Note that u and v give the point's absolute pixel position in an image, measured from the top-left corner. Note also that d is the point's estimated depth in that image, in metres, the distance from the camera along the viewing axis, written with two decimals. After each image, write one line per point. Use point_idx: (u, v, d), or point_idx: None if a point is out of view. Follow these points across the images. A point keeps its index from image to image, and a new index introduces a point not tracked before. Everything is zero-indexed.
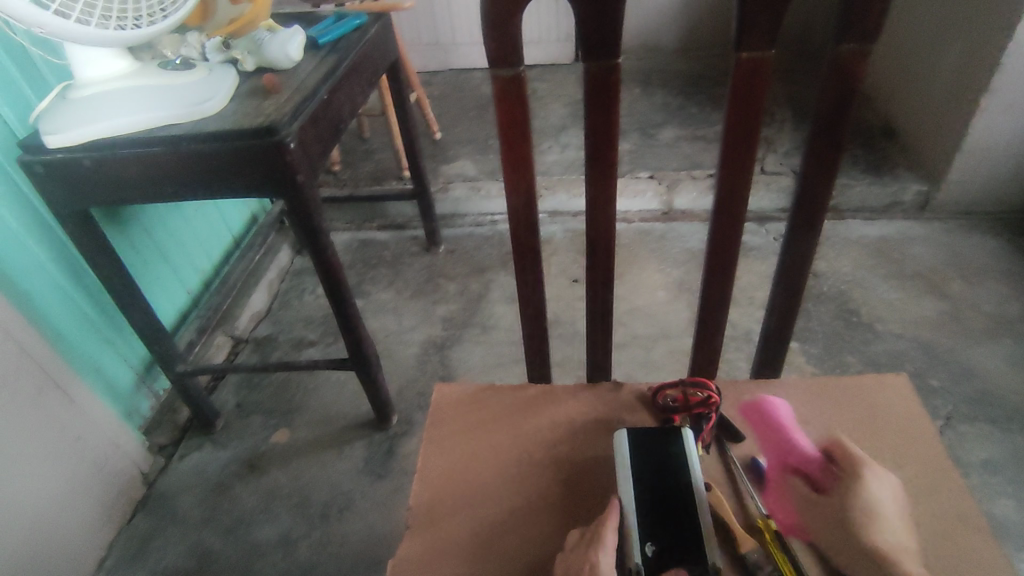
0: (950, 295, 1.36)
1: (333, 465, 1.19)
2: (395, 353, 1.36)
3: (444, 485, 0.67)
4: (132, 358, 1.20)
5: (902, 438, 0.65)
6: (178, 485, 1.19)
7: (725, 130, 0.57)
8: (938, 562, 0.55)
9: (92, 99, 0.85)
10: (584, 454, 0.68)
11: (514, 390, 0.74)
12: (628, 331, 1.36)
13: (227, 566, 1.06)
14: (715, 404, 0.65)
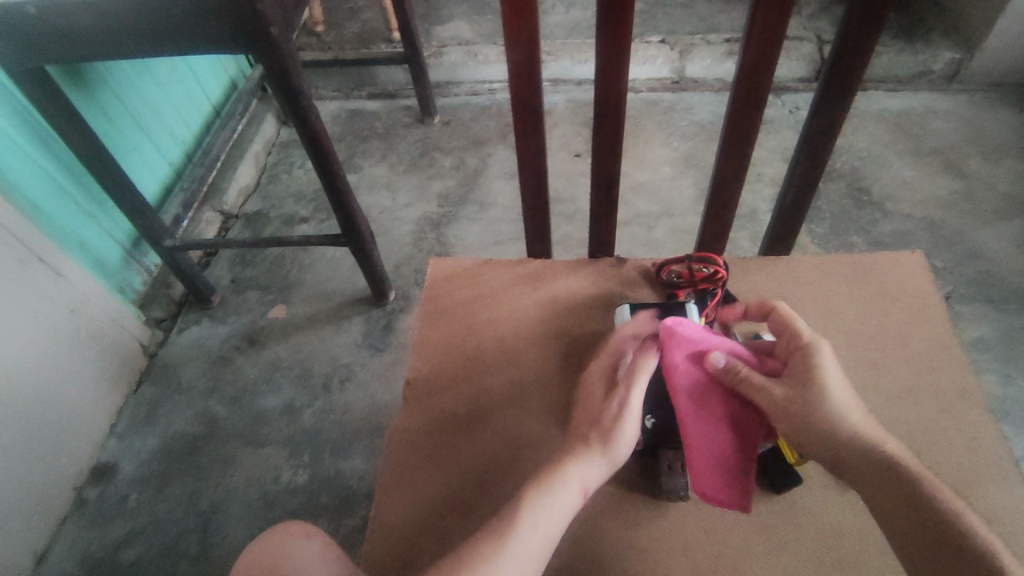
0: (965, 173, 1.30)
1: (332, 339, 1.20)
2: (390, 230, 1.33)
3: (442, 358, 0.66)
4: (116, 233, 1.17)
5: (909, 317, 0.63)
6: (179, 356, 1.20)
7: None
8: (926, 433, 0.56)
9: None
10: (584, 329, 0.67)
11: (512, 265, 0.72)
12: (631, 208, 1.31)
13: (234, 432, 1.10)
14: (721, 280, 0.63)
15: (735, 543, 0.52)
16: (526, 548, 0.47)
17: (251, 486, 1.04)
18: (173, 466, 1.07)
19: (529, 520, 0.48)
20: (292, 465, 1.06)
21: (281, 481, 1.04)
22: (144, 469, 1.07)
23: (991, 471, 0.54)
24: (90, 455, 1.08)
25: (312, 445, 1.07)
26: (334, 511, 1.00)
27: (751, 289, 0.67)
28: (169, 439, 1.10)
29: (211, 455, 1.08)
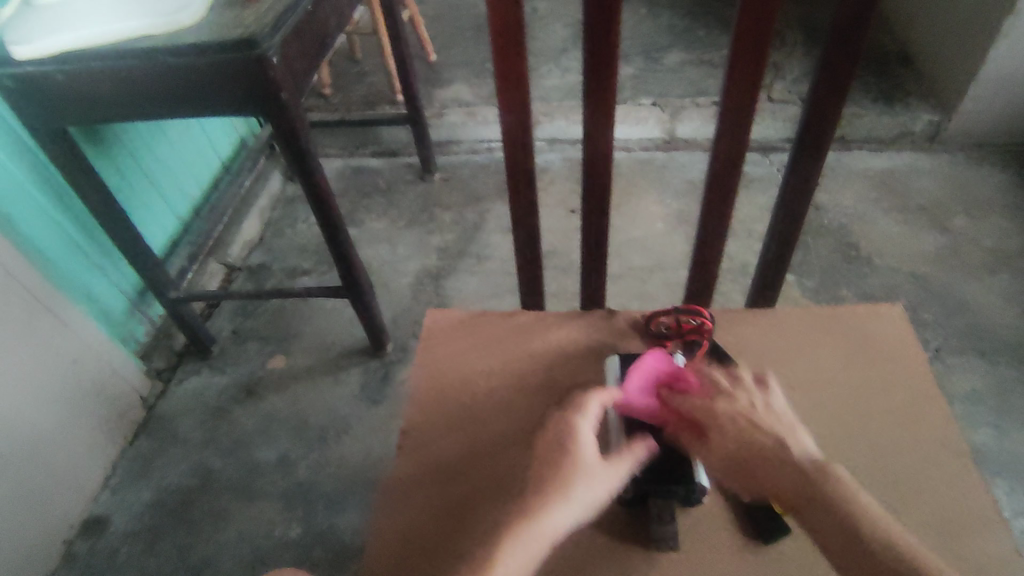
0: (950, 229, 1.34)
1: (329, 391, 1.21)
2: (389, 282, 1.35)
3: (437, 407, 0.68)
4: (122, 283, 1.19)
5: (891, 367, 0.65)
6: (178, 408, 1.21)
7: (732, 56, 0.54)
8: (910, 483, 0.57)
9: (66, 20, 0.81)
10: (577, 379, 0.68)
11: (506, 316, 0.74)
12: (624, 262, 1.35)
13: (229, 485, 1.09)
14: (707, 331, 0.66)
15: None
16: None
17: (242, 541, 1.03)
18: (165, 521, 1.06)
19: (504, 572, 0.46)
20: (285, 519, 1.05)
21: (273, 537, 1.03)
22: (135, 524, 1.06)
23: (977, 521, 0.54)
24: (81, 510, 1.07)
25: (306, 499, 1.07)
26: (325, 568, 0.99)
27: (737, 340, 0.69)
28: (162, 493, 1.10)
29: (204, 510, 1.07)
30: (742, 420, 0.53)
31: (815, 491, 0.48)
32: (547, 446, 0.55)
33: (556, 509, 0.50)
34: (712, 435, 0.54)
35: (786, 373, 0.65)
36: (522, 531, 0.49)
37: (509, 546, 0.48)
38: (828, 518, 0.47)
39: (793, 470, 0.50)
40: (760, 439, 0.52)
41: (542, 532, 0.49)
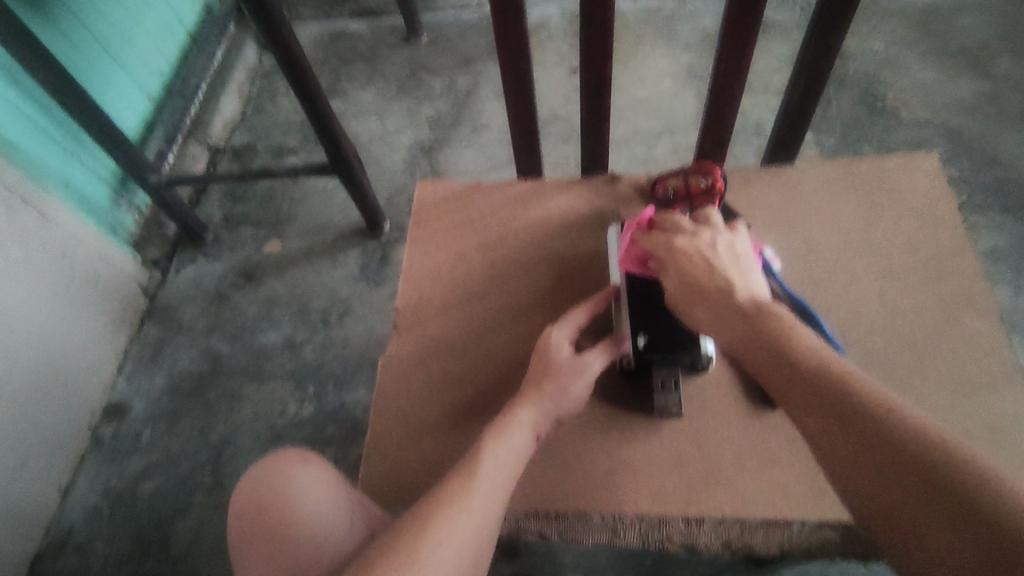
0: (988, 73, 1.22)
1: (329, 273, 1.18)
2: (381, 159, 1.28)
3: (432, 284, 0.65)
4: (100, 171, 1.14)
5: (919, 224, 0.60)
6: (179, 296, 1.20)
7: None
8: (931, 344, 0.54)
9: None
10: (578, 250, 0.64)
11: (502, 187, 0.69)
12: (630, 125, 1.26)
13: (239, 368, 1.11)
14: (718, 191, 0.59)
15: (730, 457, 0.52)
16: (489, 490, 0.45)
17: (258, 420, 1.06)
18: (182, 404, 1.09)
19: (490, 465, 0.46)
20: (297, 398, 1.07)
21: (287, 415, 1.05)
22: (154, 407, 1.09)
23: (996, 378, 0.52)
24: (100, 396, 1.10)
25: (316, 378, 1.08)
26: (340, 442, 1.02)
27: (752, 202, 0.63)
28: (176, 377, 1.12)
29: (218, 392, 1.09)
30: (697, 259, 0.48)
31: (767, 343, 0.41)
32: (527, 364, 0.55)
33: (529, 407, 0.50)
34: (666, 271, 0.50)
35: (802, 235, 0.61)
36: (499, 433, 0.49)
37: (491, 446, 0.48)
38: (775, 362, 0.40)
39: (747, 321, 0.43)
40: (707, 282, 0.47)
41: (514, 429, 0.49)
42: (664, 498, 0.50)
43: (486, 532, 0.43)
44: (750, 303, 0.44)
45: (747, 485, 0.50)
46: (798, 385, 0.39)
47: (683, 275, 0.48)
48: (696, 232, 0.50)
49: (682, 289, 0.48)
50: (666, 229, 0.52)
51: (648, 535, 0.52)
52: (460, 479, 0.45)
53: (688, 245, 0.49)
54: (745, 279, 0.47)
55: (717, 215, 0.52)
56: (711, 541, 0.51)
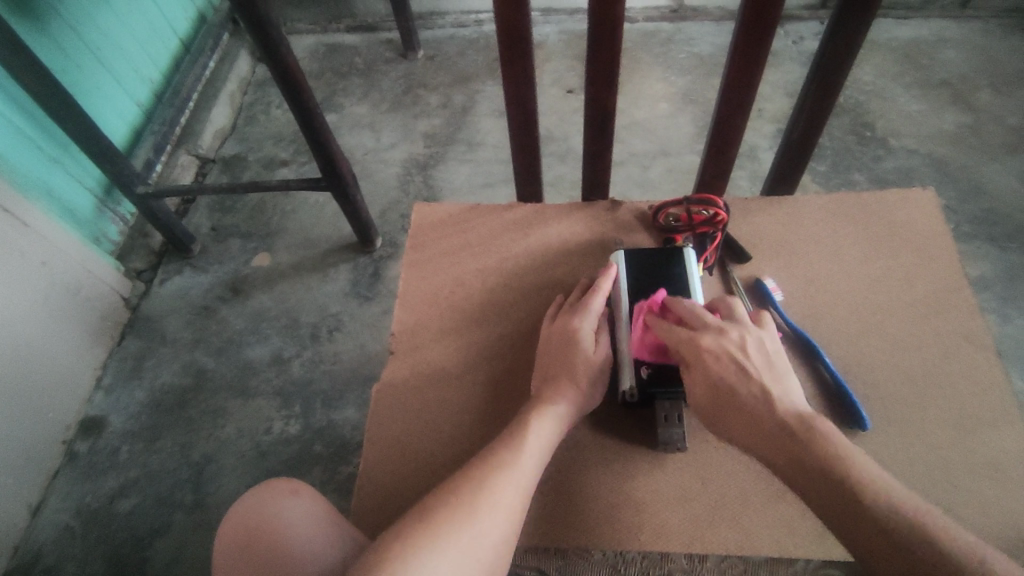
0: (974, 106, 1.25)
1: (319, 288, 1.16)
2: (374, 174, 1.27)
3: (430, 308, 0.63)
4: (84, 178, 1.11)
5: (917, 258, 0.60)
6: (162, 308, 1.17)
7: None
8: (932, 378, 0.54)
9: None
10: (579, 276, 0.64)
11: (501, 210, 0.69)
12: (626, 147, 1.26)
13: (223, 384, 1.08)
14: (721, 223, 0.60)
15: (733, 493, 0.51)
16: (501, 500, 0.45)
17: (242, 438, 1.03)
18: (163, 419, 1.06)
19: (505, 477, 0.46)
20: (283, 415, 1.04)
21: (272, 433, 1.03)
22: (133, 422, 1.06)
23: (996, 415, 0.52)
24: (76, 410, 1.06)
25: (303, 395, 1.06)
26: (327, 461, 1.00)
27: (754, 231, 0.63)
28: (157, 392, 1.09)
29: (202, 408, 1.06)
30: (726, 362, 0.48)
31: (794, 449, 0.43)
32: (547, 349, 0.56)
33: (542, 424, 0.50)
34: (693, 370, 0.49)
35: (802, 267, 0.61)
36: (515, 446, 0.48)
37: (506, 459, 0.47)
38: (801, 473, 0.43)
39: (774, 429, 0.45)
40: (741, 387, 0.47)
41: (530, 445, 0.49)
42: (666, 535, 0.49)
43: (497, 553, 0.43)
44: (796, 420, 0.45)
45: (752, 523, 0.50)
46: (829, 501, 0.41)
47: (714, 382, 0.47)
48: (724, 330, 0.50)
49: (713, 399, 0.47)
50: (687, 322, 0.51)
51: (650, 569, 0.51)
52: (479, 499, 0.44)
53: (715, 345, 0.49)
54: (781, 387, 0.47)
55: (743, 310, 0.51)
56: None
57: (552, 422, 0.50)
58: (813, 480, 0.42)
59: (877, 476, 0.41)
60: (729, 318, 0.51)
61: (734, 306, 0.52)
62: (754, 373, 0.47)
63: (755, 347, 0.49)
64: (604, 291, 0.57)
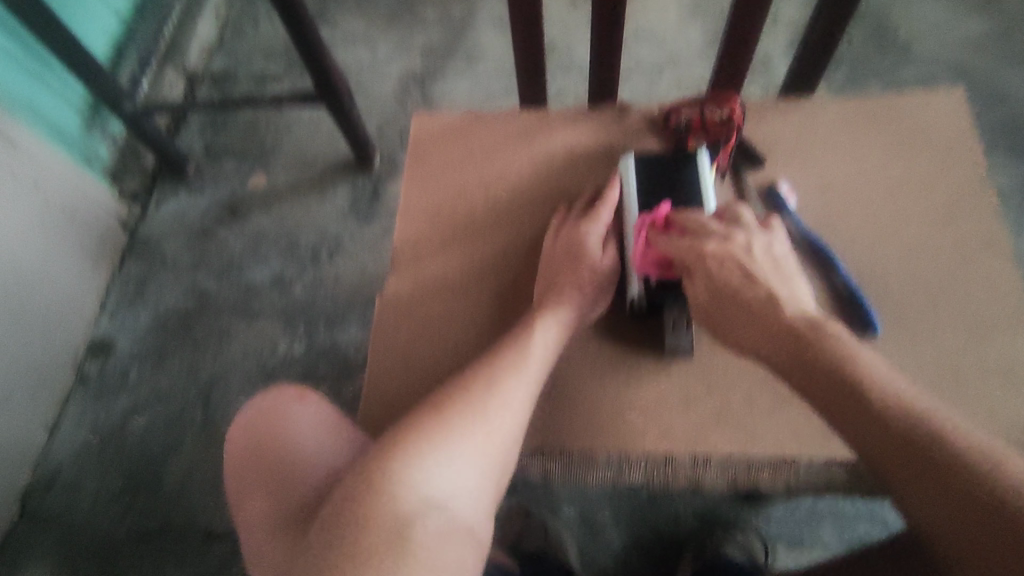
0: (1004, 7, 1.18)
1: (317, 209, 1.14)
2: (370, 89, 1.22)
3: (432, 220, 0.62)
4: (69, 95, 1.06)
5: (939, 163, 0.58)
6: (160, 232, 1.15)
7: None
8: (948, 284, 0.53)
9: None
10: (585, 185, 0.61)
11: (503, 117, 0.66)
12: (633, 57, 1.20)
13: (227, 306, 1.08)
14: (737, 122, 0.57)
15: (739, 397, 0.51)
16: (505, 401, 0.45)
17: (249, 358, 1.04)
18: (169, 341, 1.07)
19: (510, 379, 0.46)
20: (288, 336, 1.05)
21: (278, 353, 1.04)
22: (140, 345, 1.07)
23: (1010, 320, 0.51)
24: (83, 333, 1.07)
25: (307, 316, 1.06)
26: (333, 380, 1.01)
27: (770, 135, 0.61)
28: (161, 315, 1.09)
29: (207, 330, 1.07)
30: (732, 269, 0.47)
31: (800, 342, 0.42)
32: (551, 260, 0.55)
33: (544, 329, 0.50)
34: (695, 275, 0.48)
35: (819, 172, 0.58)
36: (519, 350, 0.48)
37: (511, 361, 0.47)
38: (805, 366, 0.41)
39: (780, 330, 0.43)
40: (744, 289, 0.46)
41: (533, 350, 0.49)
42: (672, 438, 0.50)
43: (508, 447, 0.44)
44: (800, 317, 0.44)
45: (757, 426, 0.50)
46: (834, 401, 0.40)
47: (720, 286, 0.47)
48: (730, 236, 0.48)
49: (717, 298, 0.47)
50: (688, 232, 0.50)
51: (654, 474, 0.51)
52: (486, 395, 0.45)
53: (721, 249, 0.47)
54: (787, 289, 0.46)
55: (748, 217, 0.50)
56: (716, 479, 0.51)
57: (554, 328, 0.50)
58: (815, 380, 0.41)
59: (876, 370, 0.40)
60: (734, 223, 0.50)
61: (741, 213, 0.50)
62: (761, 279, 0.46)
63: (760, 255, 0.48)
64: (609, 204, 0.56)
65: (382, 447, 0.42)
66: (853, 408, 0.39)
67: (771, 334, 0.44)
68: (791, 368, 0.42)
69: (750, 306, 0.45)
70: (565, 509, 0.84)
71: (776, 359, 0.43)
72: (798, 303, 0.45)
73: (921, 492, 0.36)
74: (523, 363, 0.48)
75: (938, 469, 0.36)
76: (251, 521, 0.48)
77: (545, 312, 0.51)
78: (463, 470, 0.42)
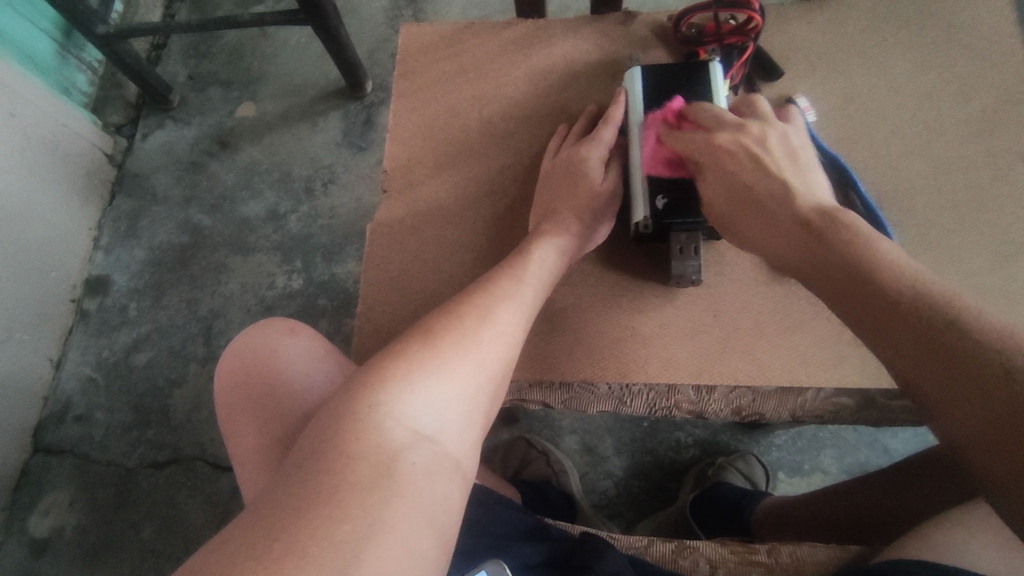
0: None
1: (309, 139, 1.09)
2: (359, 7, 1.14)
3: (424, 143, 0.58)
4: (37, 19, 1.00)
5: (976, 68, 0.53)
6: (149, 165, 1.12)
7: None
8: (977, 200, 0.50)
9: None
10: (588, 103, 0.57)
11: (499, 28, 0.61)
12: None
13: (222, 241, 1.06)
14: (755, 32, 0.52)
15: (748, 325, 0.49)
16: (500, 329, 0.43)
17: (248, 293, 1.02)
18: (166, 277, 1.05)
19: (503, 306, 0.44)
20: (286, 271, 1.03)
21: (276, 287, 1.02)
22: (137, 281, 1.05)
23: None
24: (78, 270, 1.05)
25: (304, 251, 1.04)
26: (333, 315, 1.00)
27: (789, 43, 0.56)
28: (156, 251, 1.06)
29: (204, 266, 1.05)
30: (745, 162, 0.43)
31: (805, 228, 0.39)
32: (548, 183, 0.52)
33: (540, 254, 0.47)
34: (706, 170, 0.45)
35: (842, 83, 0.54)
36: (513, 277, 0.46)
37: (504, 289, 0.45)
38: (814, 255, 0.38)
39: (786, 215, 0.40)
40: (753, 179, 0.42)
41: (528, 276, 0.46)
42: (675, 367, 0.48)
43: (498, 380, 0.42)
44: (812, 207, 0.40)
45: (766, 354, 0.48)
46: (840, 281, 0.36)
47: (727, 176, 0.43)
48: (743, 125, 0.45)
49: (726, 195, 0.43)
50: (699, 122, 0.47)
51: (656, 403, 0.51)
52: (477, 325, 0.43)
53: (731, 140, 0.44)
54: (804, 181, 0.42)
55: (766, 106, 0.46)
56: (721, 408, 0.50)
57: (553, 253, 0.48)
58: (819, 265, 0.37)
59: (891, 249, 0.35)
60: (750, 115, 0.47)
61: (756, 102, 0.47)
62: (772, 168, 0.42)
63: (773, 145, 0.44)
64: (614, 120, 0.52)
65: (366, 377, 0.39)
66: (854, 288, 0.35)
67: (779, 222, 0.40)
68: (797, 256, 0.39)
69: (757, 195, 0.42)
70: (568, 440, 0.84)
71: (786, 248, 0.40)
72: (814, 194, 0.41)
73: (904, 347, 0.32)
74: (516, 290, 0.45)
75: (925, 328, 0.31)
76: (245, 453, 0.47)
77: (541, 236, 0.48)
78: (448, 403, 0.39)
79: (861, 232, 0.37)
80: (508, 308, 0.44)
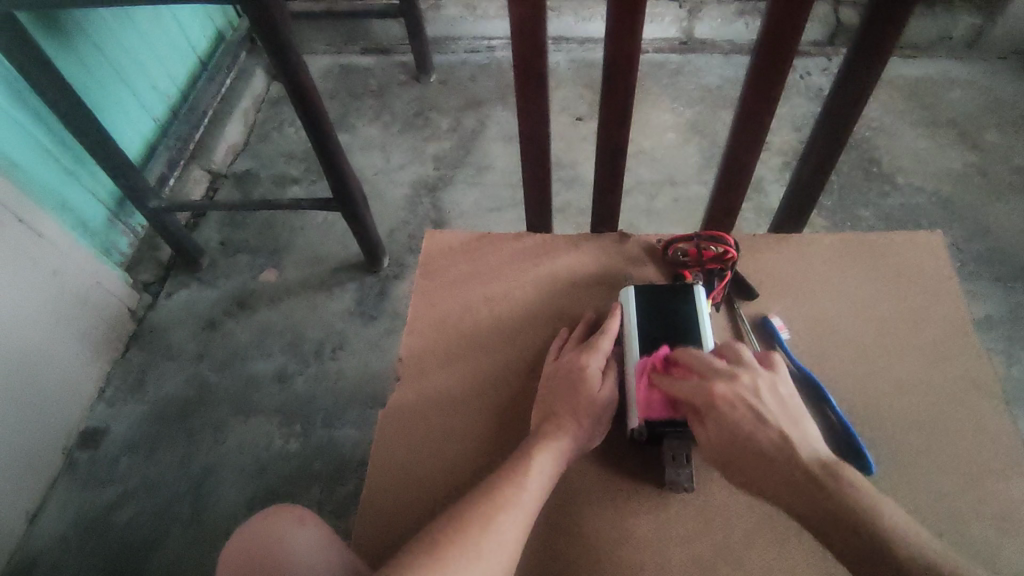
0: (979, 145, 1.26)
1: (324, 306, 1.17)
2: (383, 194, 1.28)
3: (439, 335, 0.64)
4: (97, 189, 1.12)
5: (924, 302, 0.61)
6: (169, 320, 1.18)
7: None
8: (942, 422, 0.54)
9: None
10: (587, 309, 0.64)
11: (512, 238, 0.69)
12: (634, 175, 1.28)
13: (225, 399, 1.08)
14: (731, 260, 0.61)
15: (737, 533, 0.51)
16: (501, 536, 0.46)
17: (243, 453, 1.03)
18: (165, 432, 1.06)
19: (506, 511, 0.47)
20: (284, 433, 1.04)
21: (273, 449, 1.03)
22: (135, 434, 1.06)
23: (1004, 463, 0.52)
24: (78, 420, 1.06)
25: (305, 413, 1.06)
26: (326, 481, 1.00)
27: (761, 268, 0.64)
28: (159, 405, 1.09)
29: (204, 422, 1.06)
30: (742, 409, 0.48)
31: (811, 488, 0.44)
32: (549, 384, 0.56)
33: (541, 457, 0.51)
34: (708, 422, 0.48)
35: (810, 307, 0.61)
36: (517, 480, 0.49)
37: (507, 493, 0.48)
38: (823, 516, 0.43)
39: (788, 467, 0.45)
40: (755, 432, 0.47)
41: (530, 479, 0.49)
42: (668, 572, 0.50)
43: None
44: (813, 463, 0.45)
45: (755, 566, 0.50)
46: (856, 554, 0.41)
47: (731, 428, 0.47)
48: (736, 375, 0.49)
49: (730, 444, 0.47)
50: (695, 369, 0.50)
51: None
52: (480, 539, 0.45)
53: (730, 391, 0.48)
54: (796, 429, 0.47)
55: (750, 354, 0.51)
56: None
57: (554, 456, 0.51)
58: (827, 524, 0.43)
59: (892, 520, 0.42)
60: (738, 361, 0.51)
61: (740, 350, 0.52)
62: (769, 418, 0.47)
63: (766, 394, 0.49)
64: (613, 331, 0.58)
65: None
66: (875, 568, 0.40)
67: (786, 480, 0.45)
68: (803, 509, 0.44)
69: (759, 447, 0.47)
70: None
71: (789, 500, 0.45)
72: (808, 446, 0.46)
73: None
74: (519, 494, 0.48)
75: None
76: None
77: (542, 439, 0.52)
78: None
79: (862, 497, 0.43)
80: (510, 516, 0.47)
